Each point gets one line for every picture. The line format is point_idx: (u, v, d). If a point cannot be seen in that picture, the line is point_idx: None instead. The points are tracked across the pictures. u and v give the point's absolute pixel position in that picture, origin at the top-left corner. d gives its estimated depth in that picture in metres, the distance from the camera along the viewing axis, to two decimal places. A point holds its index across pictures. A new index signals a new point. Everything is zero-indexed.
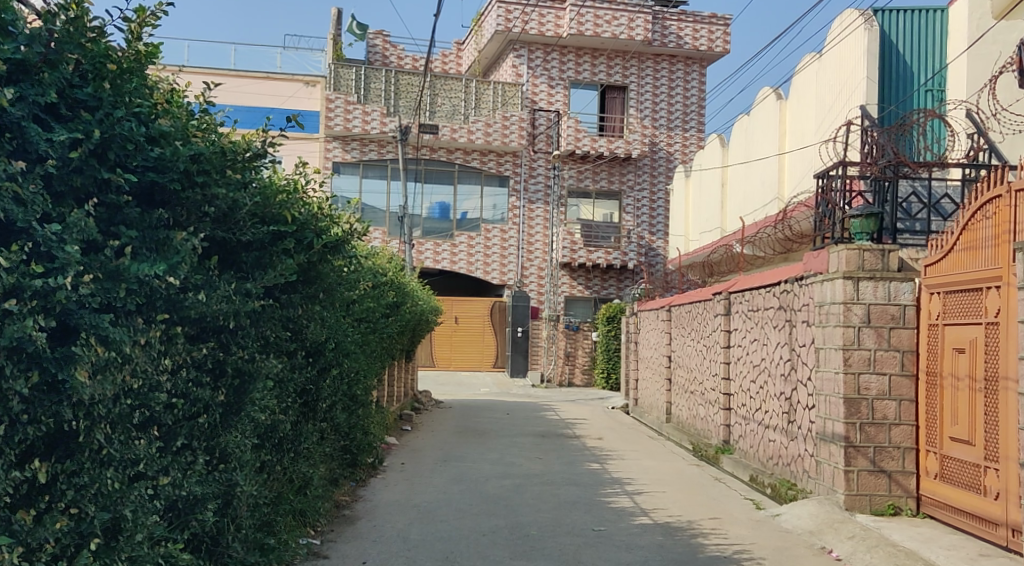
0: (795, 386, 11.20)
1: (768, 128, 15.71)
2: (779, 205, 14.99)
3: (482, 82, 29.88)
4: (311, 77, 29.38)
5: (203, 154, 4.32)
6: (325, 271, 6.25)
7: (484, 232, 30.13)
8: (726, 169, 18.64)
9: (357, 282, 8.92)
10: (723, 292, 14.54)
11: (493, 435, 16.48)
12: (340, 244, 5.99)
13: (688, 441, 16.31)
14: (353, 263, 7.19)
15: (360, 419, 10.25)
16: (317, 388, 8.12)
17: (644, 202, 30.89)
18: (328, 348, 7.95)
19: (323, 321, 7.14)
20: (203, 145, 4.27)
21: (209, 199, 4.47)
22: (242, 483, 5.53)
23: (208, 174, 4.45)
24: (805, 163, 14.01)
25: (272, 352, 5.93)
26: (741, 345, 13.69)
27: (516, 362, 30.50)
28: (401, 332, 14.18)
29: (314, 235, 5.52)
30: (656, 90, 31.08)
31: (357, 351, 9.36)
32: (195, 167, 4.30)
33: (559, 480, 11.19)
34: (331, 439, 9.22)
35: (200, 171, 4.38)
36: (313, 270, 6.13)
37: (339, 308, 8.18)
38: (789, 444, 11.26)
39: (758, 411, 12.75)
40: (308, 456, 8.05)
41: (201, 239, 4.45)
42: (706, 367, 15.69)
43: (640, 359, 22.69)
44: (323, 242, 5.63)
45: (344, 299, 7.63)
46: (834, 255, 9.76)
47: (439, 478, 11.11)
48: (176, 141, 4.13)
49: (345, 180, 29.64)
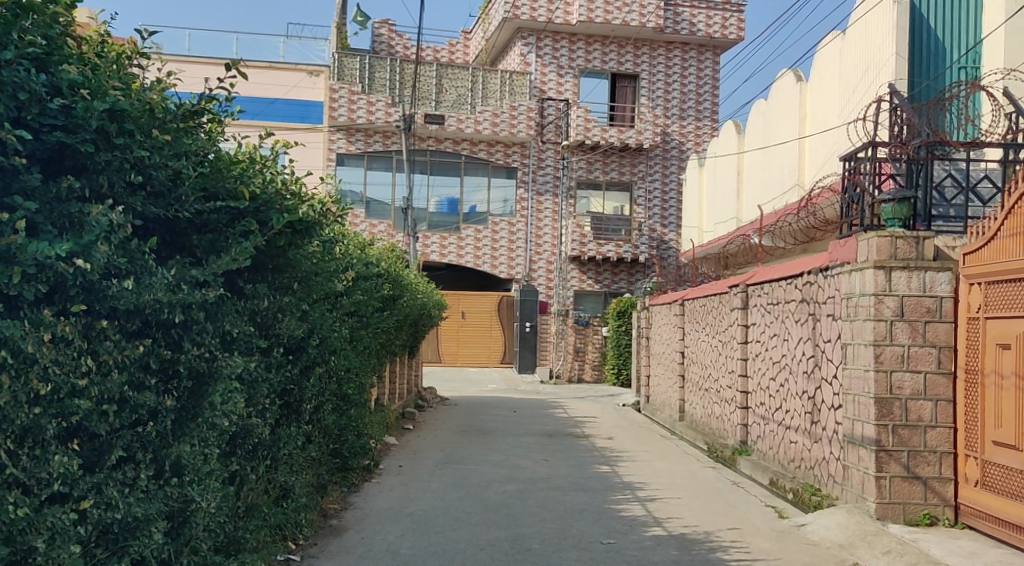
0: (819, 384, 10.44)
1: (787, 112, 14.97)
2: (799, 191, 14.26)
3: (489, 72, 29.22)
4: (315, 67, 28.51)
5: (125, 109, 3.83)
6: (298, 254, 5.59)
7: (491, 225, 29.39)
8: (742, 157, 17.88)
9: (342, 271, 8.23)
10: (740, 284, 13.76)
11: (498, 434, 15.77)
12: (313, 227, 5.26)
13: (702, 441, 15.55)
14: (329, 250, 6.48)
15: (352, 421, 9.55)
16: (300, 388, 7.44)
17: (655, 192, 30.14)
18: (311, 343, 7.27)
19: (302, 314, 6.46)
20: (124, 99, 3.78)
21: (135, 164, 3.96)
22: (199, 500, 4.82)
23: (133, 136, 3.96)
24: (828, 146, 13.27)
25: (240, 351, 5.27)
26: (760, 340, 12.93)
27: (523, 357, 29.76)
28: (401, 326, 13.45)
29: (278, 214, 4.79)
30: (668, 79, 30.28)
31: (348, 348, 8.70)
32: (114, 125, 3.83)
33: (566, 485, 10.48)
34: (319, 442, 8.56)
35: (122, 132, 3.90)
36: (284, 256, 5.48)
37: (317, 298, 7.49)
38: (813, 446, 10.53)
39: (778, 411, 12.00)
40: (291, 461, 7.39)
41: (126, 212, 3.97)
42: (722, 363, 14.94)
43: (652, 355, 21.92)
44: (289, 220, 4.93)
45: (327, 291, 6.95)
46: (864, 242, 8.98)
47: (437, 483, 10.39)
48: (85, 93, 3.70)
49: (349, 172, 28.95)
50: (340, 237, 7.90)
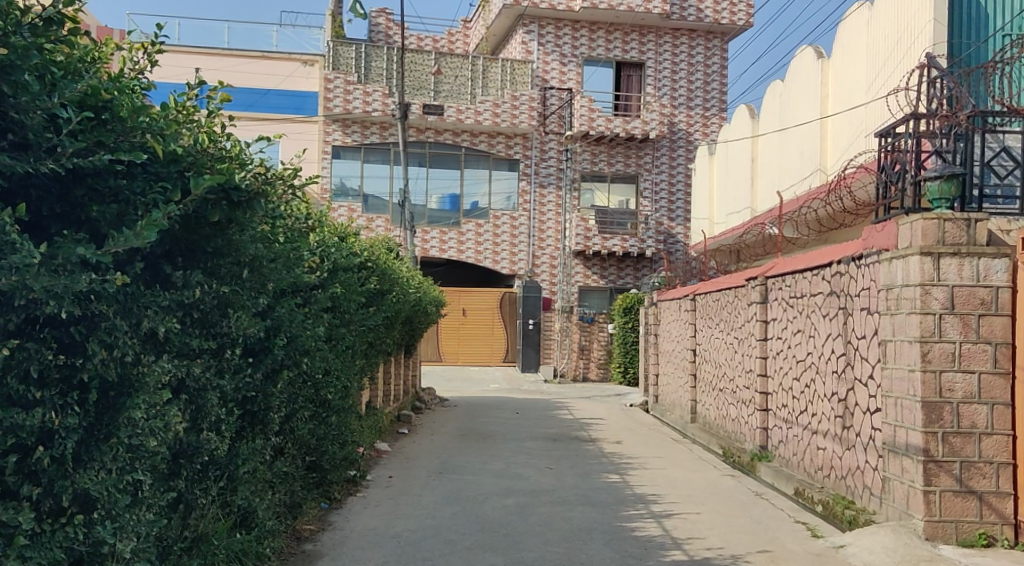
0: (852, 386, 9.46)
1: (807, 92, 13.93)
2: (821, 176, 13.24)
3: (490, 60, 28.16)
4: (308, 56, 27.82)
5: None
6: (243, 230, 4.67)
7: (493, 220, 28.37)
8: (757, 142, 16.85)
9: (309, 260, 7.22)
10: (759, 276, 12.73)
11: (499, 438, 14.77)
12: (258, 198, 4.29)
13: (717, 445, 14.52)
14: (279, 229, 5.44)
15: (332, 429, 8.56)
16: (263, 394, 6.47)
17: (662, 184, 29.12)
18: (278, 342, 6.34)
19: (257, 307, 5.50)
20: None
21: None
22: (114, 542, 4.00)
23: None
24: (854, 126, 12.24)
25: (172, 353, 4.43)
26: (781, 337, 11.93)
27: (527, 355, 28.52)
28: (392, 323, 12.48)
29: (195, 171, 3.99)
30: (674, 66, 29.27)
31: (325, 347, 7.71)
32: None
33: (572, 499, 9.47)
34: (291, 453, 7.62)
35: None
36: (223, 232, 4.51)
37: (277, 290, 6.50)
38: (844, 454, 9.56)
39: (803, 414, 11.01)
40: (258, 477, 6.48)
41: None
42: (738, 362, 13.93)
43: (661, 353, 20.87)
44: (222, 186, 4.05)
45: (291, 283, 5.96)
46: (907, 227, 7.97)
47: (429, 497, 9.38)
48: None
49: (345, 165, 27.95)
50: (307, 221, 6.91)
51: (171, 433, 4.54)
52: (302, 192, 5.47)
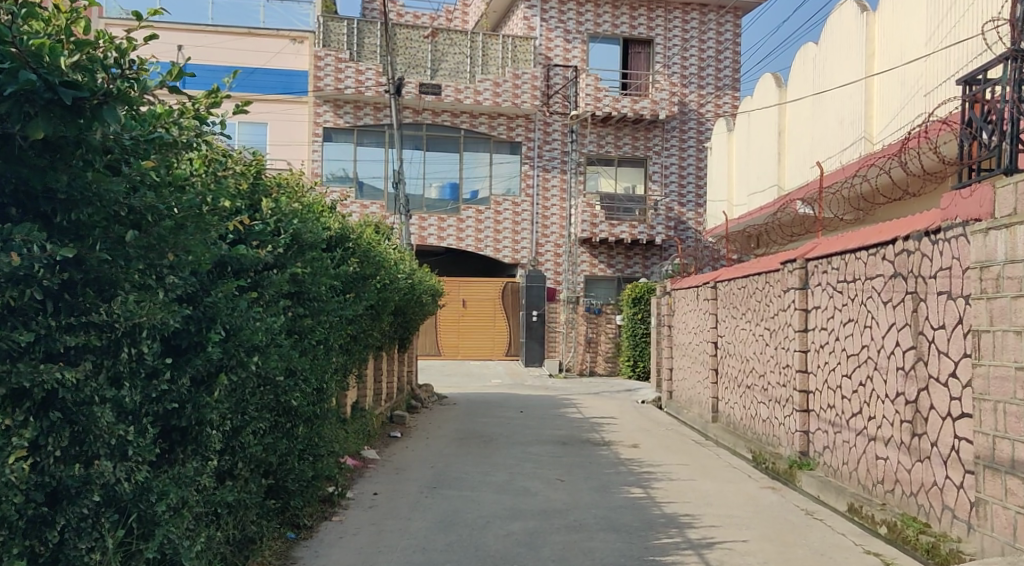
0: (924, 386, 7.92)
1: (848, 50, 12.34)
2: (867, 144, 11.69)
3: (491, 36, 26.63)
4: (298, 32, 26.07)
5: None
6: (109, 163, 3.40)
7: (494, 205, 26.74)
8: (785, 111, 15.27)
9: (248, 235, 5.66)
10: (798, 258, 11.14)
11: (502, 442, 13.25)
12: (108, 108, 3.07)
13: (745, 448, 12.97)
14: (177, 174, 3.91)
15: (296, 441, 7.06)
16: (193, 405, 4.98)
17: (672, 167, 27.51)
18: (211, 338, 4.86)
19: (162, 280, 4.03)
20: None
21: None
22: None
23: None
24: (910, 84, 10.66)
25: (19, 361, 3.28)
26: (825, 328, 10.37)
27: (529, 349, 27.00)
28: (379, 314, 10.92)
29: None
30: (685, 42, 27.60)
31: (285, 342, 6.17)
32: None
33: (592, 522, 7.90)
34: (241, 475, 6.09)
35: None
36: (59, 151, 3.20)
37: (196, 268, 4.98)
38: (916, 468, 8.03)
39: (855, 417, 9.47)
40: (193, 512, 5.06)
41: None
42: (771, 356, 12.36)
43: (675, 346, 19.30)
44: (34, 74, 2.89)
45: (214, 257, 4.41)
46: (1008, 190, 6.39)
47: (419, 522, 7.82)
48: None
49: (336, 148, 26.41)
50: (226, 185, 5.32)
51: (24, 469, 3.38)
52: (192, 132, 4.08)
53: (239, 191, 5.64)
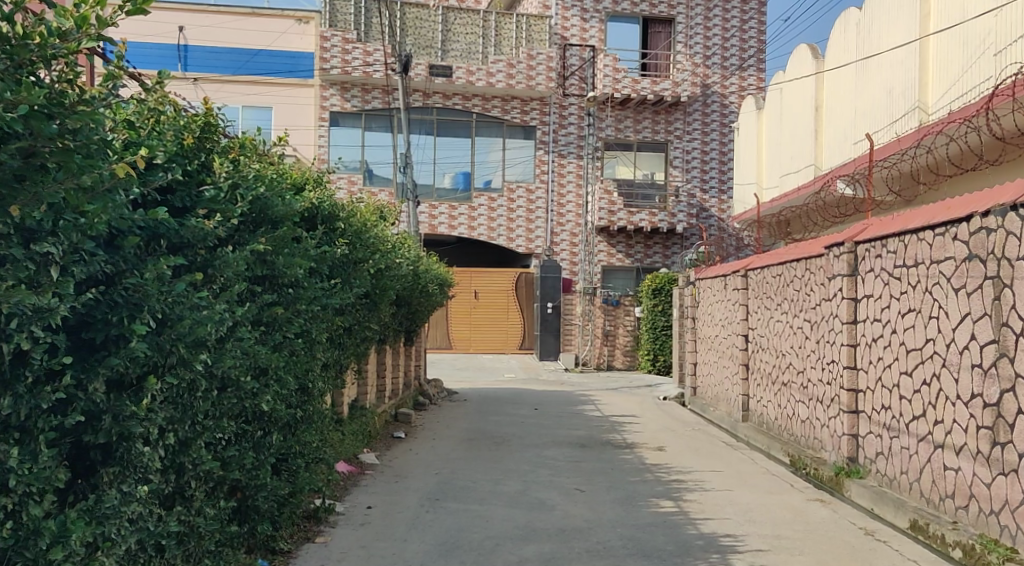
0: (1009, 386, 6.73)
1: (897, 10, 11.12)
2: (921, 114, 10.49)
3: (504, 15, 25.45)
4: (304, 13, 24.94)
5: None
6: None
7: (507, 193, 25.56)
8: (822, 83, 14.05)
9: (192, 202, 4.56)
10: (847, 242, 9.93)
11: (515, 444, 12.11)
12: None
13: (782, 452, 11.77)
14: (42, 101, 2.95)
15: (269, 451, 5.95)
16: (114, 417, 3.93)
17: (694, 152, 26.28)
18: (133, 331, 3.80)
19: (28, 247, 3.12)
20: None
21: None
22: None
23: None
24: (974, 43, 9.44)
25: None
26: (880, 319, 9.18)
27: (545, 341, 25.78)
28: (376, 305, 9.78)
29: None
30: (708, 21, 26.25)
31: (249, 336, 5.06)
32: None
33: (618, 545, 6.76)
34: (197, 498, 5.00)
35: None
36: None
37: (116, 240, 3.93)
38: (997, 482, 6.86)
39: (917, 420, 8.27)
40: (122, 552, 4.01)
41: None
42: (813, 350, 11.16)
43: (699, 339, 18.12)
44: None
45: (111, 217, 3.36)
46: None
47: (417, 544, 6.70)
48: None
49: (345, 134, 25.27)
50: (148, 138, 4.24)
51: None
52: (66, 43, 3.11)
53: (174, 147, 4.54)
